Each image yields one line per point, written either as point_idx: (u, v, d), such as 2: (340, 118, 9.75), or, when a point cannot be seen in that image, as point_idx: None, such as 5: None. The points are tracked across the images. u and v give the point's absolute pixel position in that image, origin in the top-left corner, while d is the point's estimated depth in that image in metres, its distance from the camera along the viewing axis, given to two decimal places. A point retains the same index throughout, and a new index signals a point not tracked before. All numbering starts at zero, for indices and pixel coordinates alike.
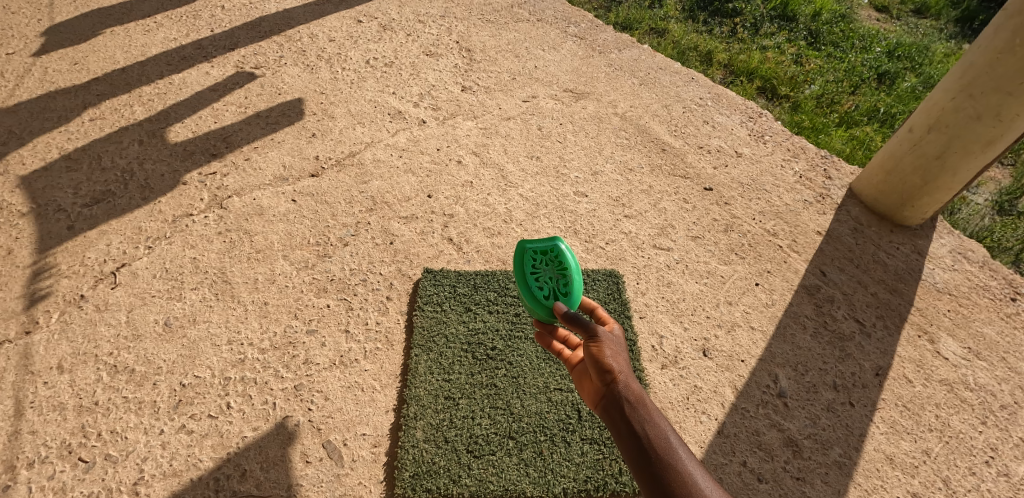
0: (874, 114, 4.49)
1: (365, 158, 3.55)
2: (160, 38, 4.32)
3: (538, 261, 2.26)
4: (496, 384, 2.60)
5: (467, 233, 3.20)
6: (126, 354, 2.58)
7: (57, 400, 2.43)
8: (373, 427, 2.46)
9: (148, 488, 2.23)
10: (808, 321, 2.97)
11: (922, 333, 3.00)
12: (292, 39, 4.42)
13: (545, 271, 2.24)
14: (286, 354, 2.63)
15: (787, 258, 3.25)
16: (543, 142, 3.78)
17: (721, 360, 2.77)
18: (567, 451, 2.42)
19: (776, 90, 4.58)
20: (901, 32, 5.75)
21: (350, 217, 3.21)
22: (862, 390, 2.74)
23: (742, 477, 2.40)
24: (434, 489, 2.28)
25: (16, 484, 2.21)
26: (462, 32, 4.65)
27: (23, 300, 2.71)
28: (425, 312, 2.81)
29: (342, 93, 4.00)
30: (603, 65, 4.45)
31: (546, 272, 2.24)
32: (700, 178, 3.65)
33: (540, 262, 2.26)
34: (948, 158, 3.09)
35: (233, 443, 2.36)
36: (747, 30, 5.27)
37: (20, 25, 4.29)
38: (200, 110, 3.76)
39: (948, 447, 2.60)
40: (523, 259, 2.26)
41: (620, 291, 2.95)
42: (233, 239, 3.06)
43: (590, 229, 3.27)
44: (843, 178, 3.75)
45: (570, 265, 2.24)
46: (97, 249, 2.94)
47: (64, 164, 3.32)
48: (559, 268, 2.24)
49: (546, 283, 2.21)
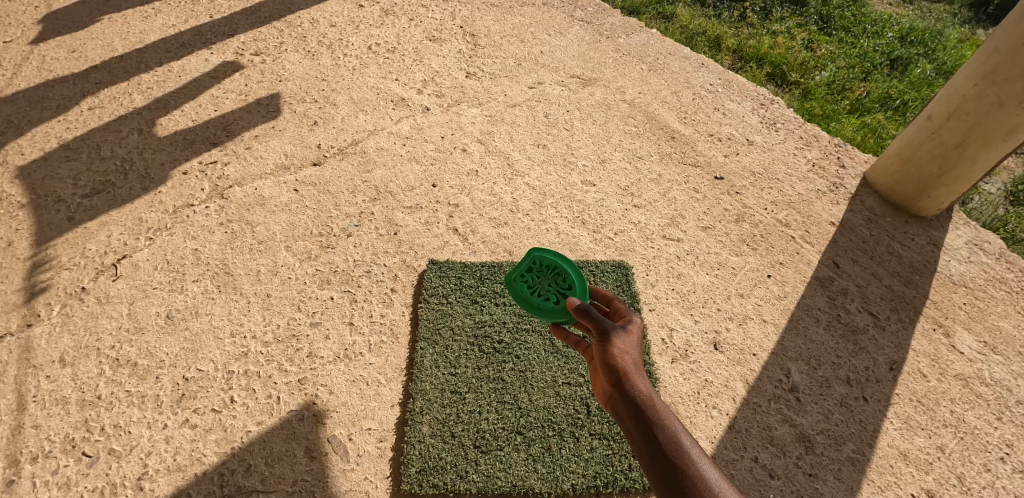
0: (887, 101, 4.39)
1: (369, 146, 3.48)
2: (159, 24, 4.23)
3: (530, 279, 2.33)
4: (504, 379, 2.55)
5: (473, 224, 3.13)
6: (128, 347, 2.55)
7: (59, 394, 2.40)
8: (379, 422, 2.42)
9: (153, 484, 2.21)
10: (821, 314, 2.91)
11: (937, 326, 2.93)
12: (293, 25, 4.32)
13: (541, 282, 2.30)
14: (289, 347, 2.59)
15: (799, 250, 3.18)
16: (550, 129, 3.70)
17: (732, 354, 2.72)
18: (576, 446, 2.38)
19: (786, 77, 4.46)
20: (915, 17, 5.60)
21: (353, 207, 3.15)
22: (876, 385, 2.69)
23: (754, 474, 2.36)
24: (440, 485, 2.25)
25: (19, 479, 2.19)
26: (466, 17, 4.54)
27: (23, 292, 2.67)
28: (429, 304, 2.76)
29: (345, 80, 3.91)
30: (611, 50, 4.35)
31: (543, 283, 2.30)
32: (711, 166, 3.57)
33: (534, 288, 2.30)
34: (967, 148, 3.00)
35: (236, 438, 2.33)
36: (757, 15, 5.14)
37: (18, 12, 4.20)
38: (200, 98, 3.69)
39: (963, 444, 2.55)
40: (516, 286, 2.30)
41: (629, 283, 2.90)
42: (234, 229, 3.00)
43: (599, 219, 3.21)
44: (857, 167, 3.66)
45: (534, 282, 2.31)
46: (98, 240, 2.89)
47: (63, 154, 3.26)
48: (553, 273, 2.31)
49: (547, 291, 2.27)
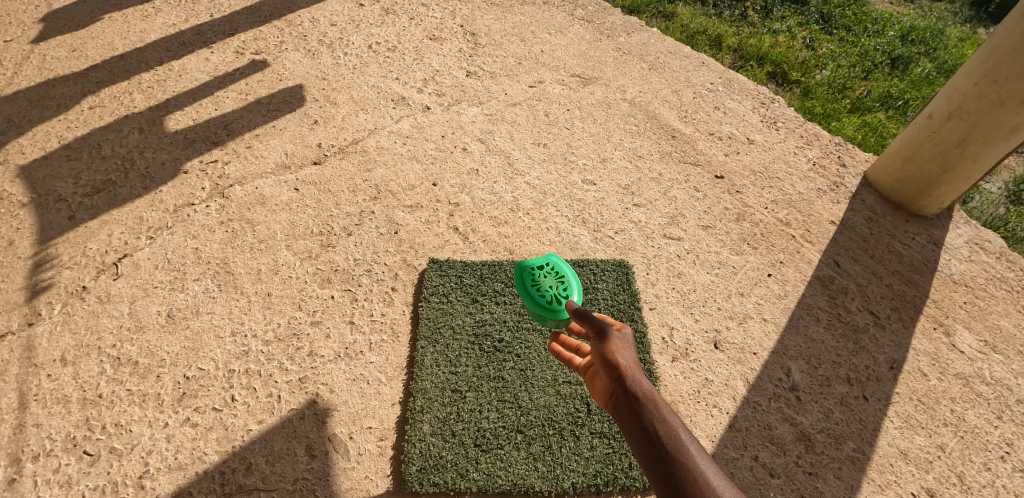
0: (888, 100, 4.39)
1: (369, 145, 3.48)
2: (159, 24, 4.22)
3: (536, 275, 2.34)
4: (504, 377, 2.55)
5: (473, 223, 3.13)
6: (129, 346, 2.55)
7: (61, 393, 2.40)
8: (379, 421, 2.43)
9: (154, 482, 2.21)
10: (822, 312, 2.91)
11: (938, 325, 2.93)
12: (293, 24, 4.32)
13: (546, 280, 2.31)
14: (290, 346, 2.60)
15: (800, 249, 3.18)
16: (551, 128, 3.70)
17: (732, 353, 2.72)
18: (576, 445, 2.39)
19: (787, 76, 4.46)
20: (916, 16, 5.59)
21: (354, 207, 3.15)
22: (876, 384, 2.69)
23: (754, 473, 2.37)
24: (441, 483, 2.26)
25: (21, 478, 2.20)
26: (466, 16, 4.54)
27: (24, 291, 2.68)
28: (430, 303, 2.76)
29: (345, 79, 3.91)
30: (612, 49, 4.34)
31: (546, 281, 2.31)
32: (711, 165, 3.57)
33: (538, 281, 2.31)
34: (968, 147, 3.00)
35: (237, 437, 2.33)
36: (758, 14, 5.13)
37: (18, 11, 4.20)
38: (200, 97, 3.69)
39: (964, 443, 2.55)
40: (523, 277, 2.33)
41: (629, 282, 2.90)
42: (235, 228, 3.01)
43: (599, 218, 3.21)
44: (857, 166, 3.66)
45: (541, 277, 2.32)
46: (98, 239, 2.90)
47: (64, 153, 3.27)
48: (558, 277, 2.34)
49: (547, 289, 2.28)
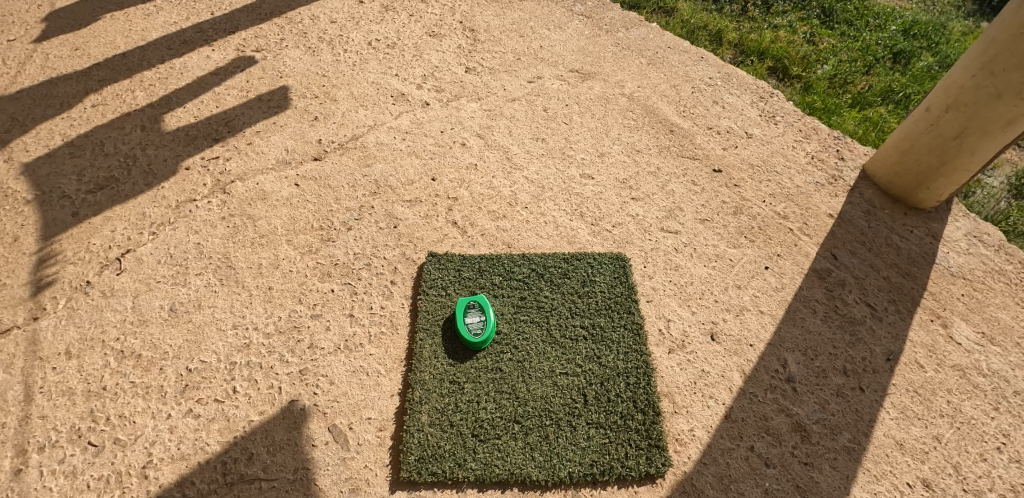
0: (889, 95, 4.38)
1: (368, 141, 3.51)
2: (160, 22, 4.26)
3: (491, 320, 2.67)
4: (501, 369, 2.58)
5: (471, 217, 3.16)
6: (133, 339, 2.59)
7: (66, 385, 2.44)
8: (378, 411, 2.45)
9: (157, 472, 2.25)
10: (819, 305, 2.92)
11: (935, 317, 2.94)
12: (293, 21, 4.35)
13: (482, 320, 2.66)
14: (290, 339, 2.63)
15: (797, 241, 3.19)
16: (549, 123, 3.72)
17: (729, 345, 2.73)
18: (572, 435, 2.41)
19: (787, 71, 4.47)
20: (918, 10, 5.56)
21: (353, 202, 3.18)
22: (873, 376, 2.70)
23: (750, 463, 2.39)
24: (439, 472, 2.29)
25: (27, 469, 2.24)
26: (466, 12, 4.55)
27: (29, 286, 2.72)
28: (429, 296, 2.79)
29: (345, 75, 3.94)
30: (611, 44, 4.36)
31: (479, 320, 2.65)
32: (709, 159, 3.59)
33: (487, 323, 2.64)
34: (965, 140, 3.00)
35: (239, 427, 2.37)
36: (759, 8, 5.12)
37: (20, 11, 4.24)
38: (201, 95, 3.72)
39: (960, 433, 2.56)
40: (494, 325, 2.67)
41: (626, 275, 2.92)
42: (236, 223, 3.04)
43: (597, 212, 3.23)
44: (856, 159, 3.66)
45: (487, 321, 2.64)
46: (102, 234, 2.94)
47: (68, 150, 3.31)
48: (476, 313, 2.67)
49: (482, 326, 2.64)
